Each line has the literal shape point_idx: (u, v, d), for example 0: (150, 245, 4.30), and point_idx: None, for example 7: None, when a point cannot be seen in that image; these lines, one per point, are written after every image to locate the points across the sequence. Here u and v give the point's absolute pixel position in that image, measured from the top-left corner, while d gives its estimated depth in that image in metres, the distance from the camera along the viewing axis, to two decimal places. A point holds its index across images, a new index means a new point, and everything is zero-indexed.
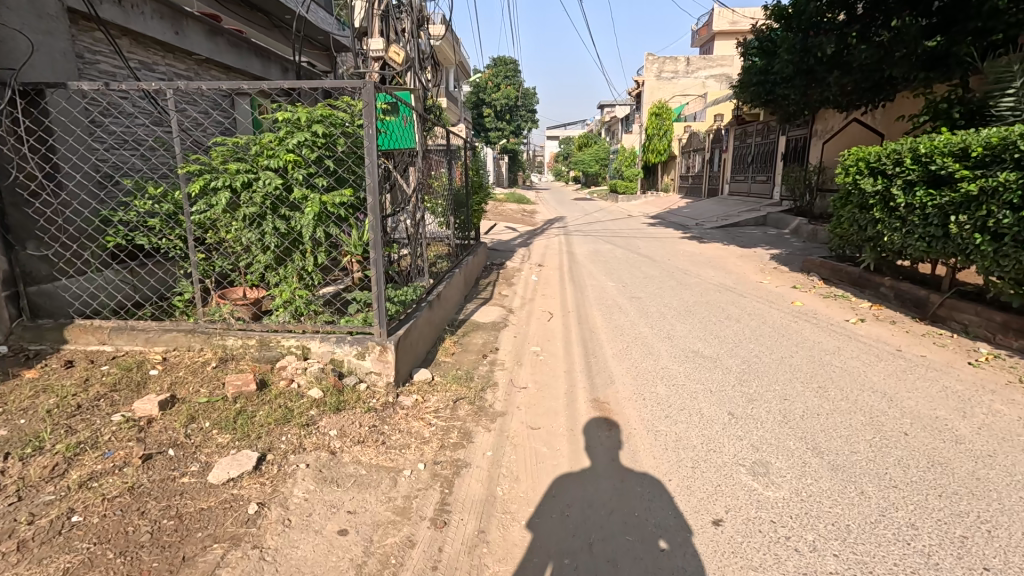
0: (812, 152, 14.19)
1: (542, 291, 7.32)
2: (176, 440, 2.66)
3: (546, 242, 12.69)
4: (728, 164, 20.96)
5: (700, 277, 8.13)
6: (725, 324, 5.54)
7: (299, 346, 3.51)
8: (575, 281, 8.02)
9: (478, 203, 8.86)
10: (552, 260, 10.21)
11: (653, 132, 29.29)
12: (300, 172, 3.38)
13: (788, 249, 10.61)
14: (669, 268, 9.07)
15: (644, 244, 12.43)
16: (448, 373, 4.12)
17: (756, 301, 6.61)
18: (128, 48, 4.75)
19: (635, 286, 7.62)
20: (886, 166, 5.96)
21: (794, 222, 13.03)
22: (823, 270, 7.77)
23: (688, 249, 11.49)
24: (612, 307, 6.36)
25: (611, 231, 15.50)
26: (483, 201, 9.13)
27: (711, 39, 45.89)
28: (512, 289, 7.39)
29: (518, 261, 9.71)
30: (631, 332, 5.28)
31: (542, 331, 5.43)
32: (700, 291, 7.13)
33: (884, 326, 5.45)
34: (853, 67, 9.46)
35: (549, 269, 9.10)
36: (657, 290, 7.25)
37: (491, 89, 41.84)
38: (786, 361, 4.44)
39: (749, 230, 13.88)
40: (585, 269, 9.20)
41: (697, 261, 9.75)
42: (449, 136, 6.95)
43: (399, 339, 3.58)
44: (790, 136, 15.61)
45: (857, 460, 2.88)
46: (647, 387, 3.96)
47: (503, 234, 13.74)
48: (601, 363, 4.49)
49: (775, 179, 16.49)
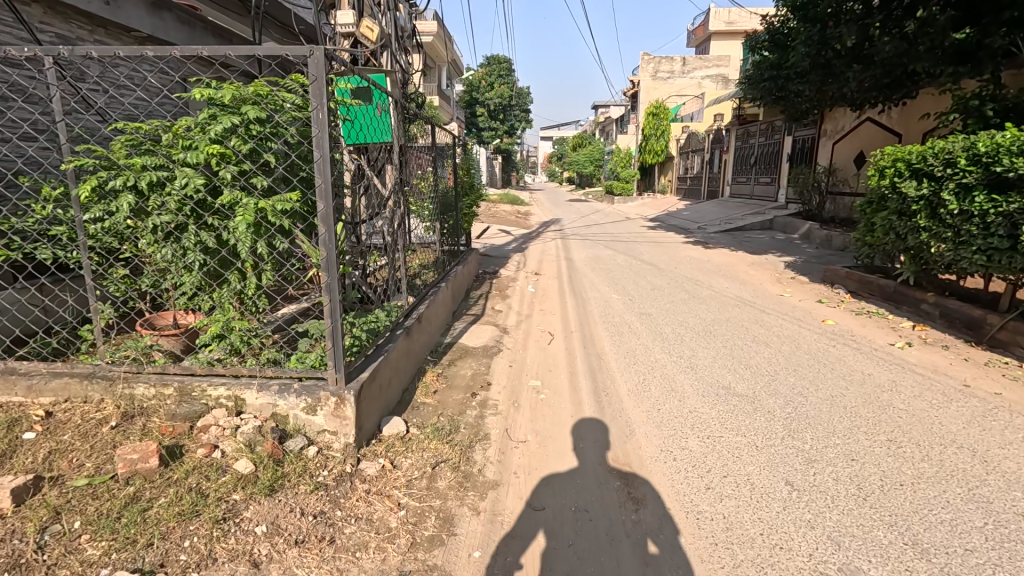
0: (821, 153, 13.52)
1: (540, 305, 6.52)
2: (20, 558, 1.83)
3: (542, 247, 11.90)
4: (729, 165, 20.27)
5: (715, 289, 7.37)
6: (754, 350, 4.77)
7: (231, 397, 2.68)
8: (577, 292, 7.22)
9: (469, 205, 8.05)
10: (550, 267, 9.42)
11: (650, 132, 28.61)
12: (228, 168, 2.53)
13: (802, 256, 9.90)
14: (677, 276, 8.30)
15: (647, 250, 11.68)
16: (427, 421, 3.31)
17: (781, 319, 5.85)
18: (40, 18, 3.90)
19: (644, 298, 6.82)
20: (933, 167, 5.24)
21: (804, 227, 12.35)
22: (850, 282, 7.03)
23: (694, 255, 10.75)
24: (621, 326, 5.57)
25: (611, 235, 14.74)
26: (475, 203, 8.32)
27: (707, 39, 45.38)
28: (506, 303, 6.58)
29: (513, 269, 8.91)
30: (646, 362, 4.50)
31: (541, 358, 4.64)
32: (717, 306, 6.36)
33: (936, 352, 4.72)
34: (874, 62, 8.76)
35: (548, 278, 8.30)
36: (669, 304, 6.45)
37: (484, 88, 41.03)
38: (840, 402, 3.67)
39: (755, 234, 13.16)
40: (586, 277, 8.39)
41: (707, 269, 9.00)
42: (436, 130, 6.14)
43: (362, 386, 2.77)
44: (796, 136, 14.92)
45: (980, 568, 2.12)
46: (676, 441, 3.18)
47: (496, 238, 12.95)
48: (615, 404, 3.71)
49: (780, 181, 15.82)
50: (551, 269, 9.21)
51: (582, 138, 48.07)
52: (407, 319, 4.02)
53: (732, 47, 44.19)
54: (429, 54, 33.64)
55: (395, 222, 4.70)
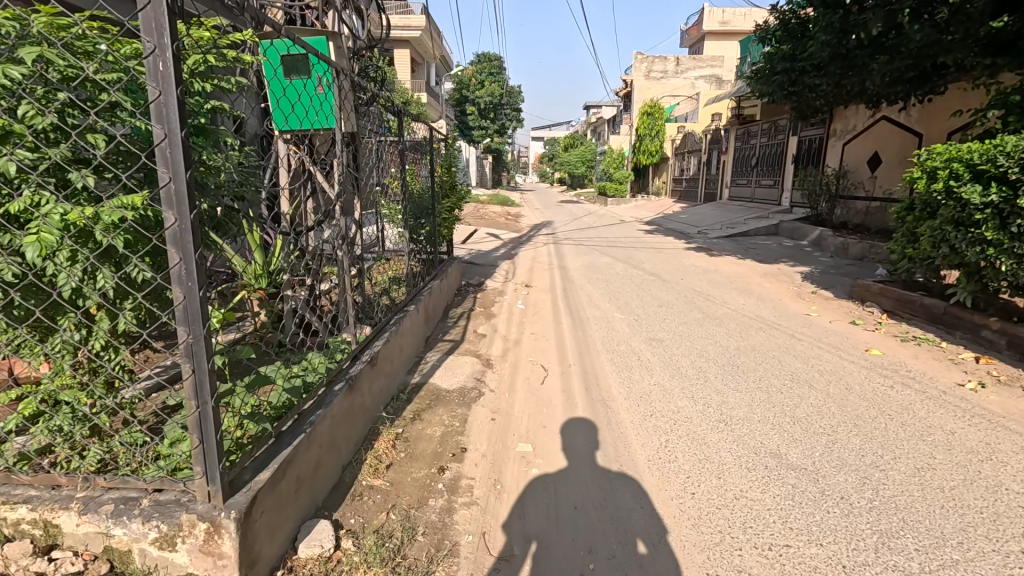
0: (830, 154, 12.71)
1: (529, 327, 5.55)
2: None
3: (534, 253, 10.96)
4: (728, 167, 19.46)
5: (729, 306, 6.47)
6: (797, 394, 3.83)
7: (39, 521, 1.70)
8: (573, 308, 6.26)
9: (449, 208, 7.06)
10: (543, 277, 8.46)
11: (644, 132, 27.85)
12: (13, 156, 1.51)
13: (817, 266, 9.05)
14: (685, 290, 7.38)
15: (647, 256, 10.78)
16: (371, 523, 2.33)
17: (817, 347, 4.94)
18: None
19: (652, 318, 5.86)
20: (1006, 167, 4.37)
21: (813, 233, 11.52)
22: (885, 299, 6.13)
23: (699, 263, 9.87)
24: (628, 358, 4.61)
25: (606, 240, 13.83)
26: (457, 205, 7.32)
27: (700, 39, 44.88)
28: (491, 324, 5.60)
29: (501, 281, 7.96)
30: (665, 414, 3.53)
31: (531, 406, 3.66)
32: (738, 329, 5.46)
33: (1020, 397, 3.82)
34: (901, 52, 7.90)
35: (539, 291, 7.34)
36: (682, 327, 5.50)
37: (474, 86, 40.00)
38: (933, 482, 2.73)
39: (761, 240, 12.31)
40: (584, 290, 7.43)
41: (716, 281, 8.11)
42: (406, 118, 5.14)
43: (253, 499, 1.78)
44: (803, 136, 14.10)
45: None
46: (727, 558, 2.22)
47: (484, 242, 11.98)
48: (632, 487, 2.74)
49: (784, 184, 15.02)
50: (544, 279, 8.25)
51: (573, 139, 47.25)
52: (354, 364, 3.01)
53: (726, 48, 43.61)
54: (417, 50, 32.66)
55: (344, 230, 3.67)
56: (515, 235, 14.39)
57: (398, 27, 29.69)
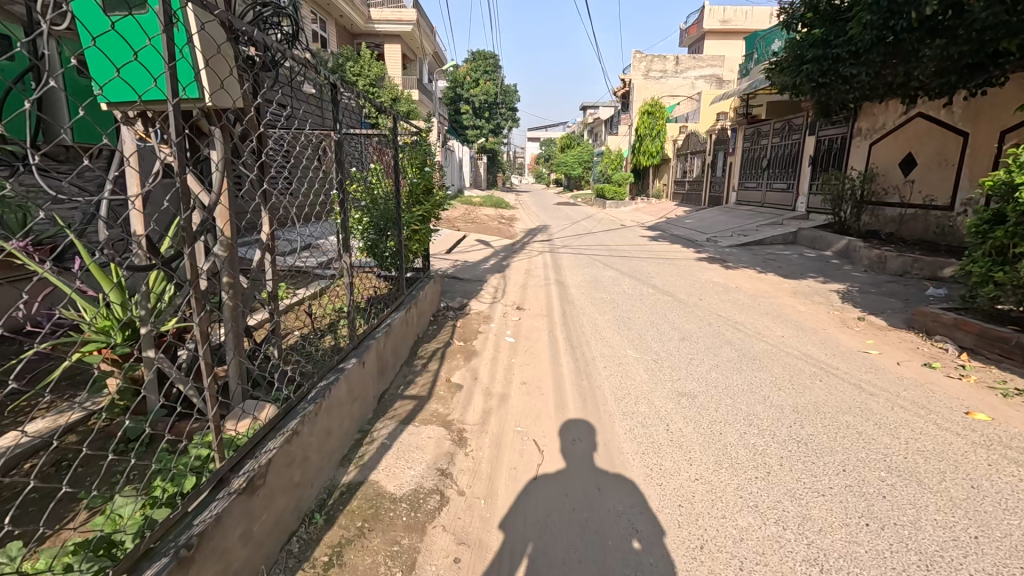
0: (854, 156, 11.58)
1: (520, 374, 4.31)
2: None
3: (528, 264, 9.75)
4: (735, 168, 18.30)
5: (767, 340, 5.25)
6: (909, 502, 2.61)
7: None
8: (575, 344, 5.03)
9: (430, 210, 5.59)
10: (539, 296, 7.22)
11: (644, 132, 26.68)
12: None
13: (852, 284, 7.88)
14: (707, 315, 6.17)
15: (656, 268, 9.59)
16: None
17: (897, 408, 3.72)
18: None
19: (674, 360, 4.64)
20: None
21: (839, 243, 10.37)
22: (962, 334, 4.93)
23: (716, 278, 8.68)
24: (654, 429, 3.36)
25: (608, 247, 12.65)
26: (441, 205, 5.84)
27: (699, 39, 43.97)
28: (470, 369, 4.36)
29: (489, 302, 6.72)
30: (723, 547, 2.31)
31: (518, 532, 2.42)
32: (789, 378, 4.24)
33: None
34: (958, 35, 6.69)
35: (534, 317, 6.11)
36: (715, 376, 4.27)
37: (468, 84, 38.64)
38: None
39: (779, 250, 11.15)
40: (587, 314, 6.19)
41: (741, 302, 6.91)
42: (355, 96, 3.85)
43: None
44: (821, 135, 12.95)
45: None
46: None
47: (473, 251, 10.78)
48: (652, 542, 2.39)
49: (799, 187, 13.89)
50: (541, 299, 7.01)
51: (570, 138, 46.01)
52: (214, 500, 1.77)
53: (726, 47, 42.61)
54: (409, 45, 31.35)
55: (237, 258, 2.39)
56: (508, 241, 13.16)
57: (388, 21, 28.49)
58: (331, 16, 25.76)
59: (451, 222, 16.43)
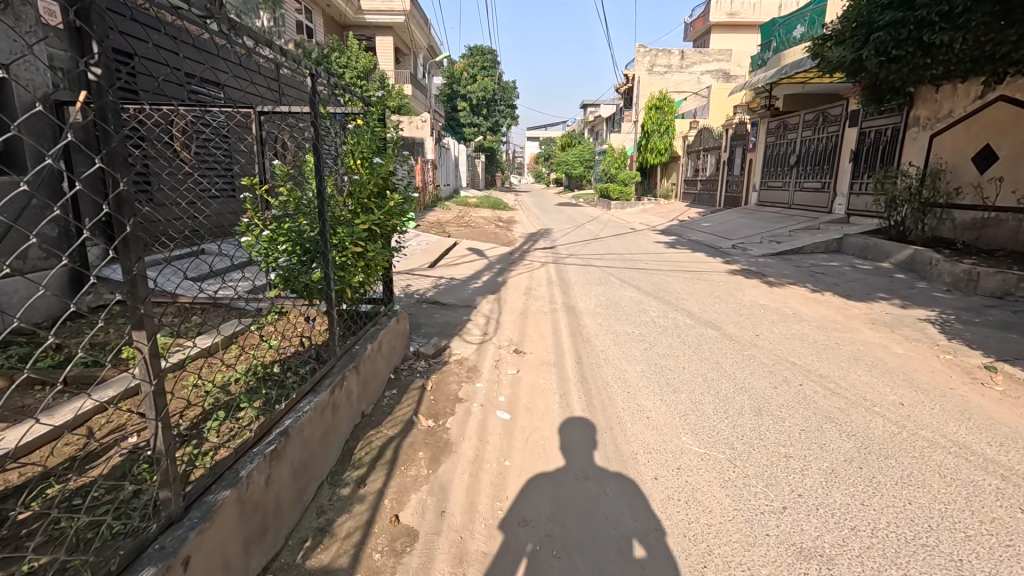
0: (910, 149, 9.91)
1: (519, 498, 2.63)
2: None
3: (528, 281, 8.07)
4: (757, 166, 16.56)
5: (887, 415, 3.52)
6: None
7: None
8: (601, 428, 3.34)
9: (392, 211, 3.73)
10: (544, 330, 5.51)
11: (652, 128, 24.91)
12: None
13: (941, 309, 6.19)
14: (778, 364, 4.47)
15: (684, 284, 7.91)
16: None
17: None
18: None
19: (762, 461, 2.94)
20: None
21: (902, 254, 8.66)
22: None
23: (764, 298, 6.99)
24: None
25: (621, 256, 10.98)
26: (411, 203, 3.94)
27: (705, 34, 42.53)
28: (435, 490, 2.64)
29: (477, 343, 4.99)
30: None
31: None
32: (969, 509, 2.51)
33: None
34: None
35: (539, 368, 4.41)
36: (843, 504, 2.56)
37: (465, 80, 36.91)
38: None
39: (824, 261, 9.47)
40: (611, 364, 4.47)
41: (812, 338, 5.23)
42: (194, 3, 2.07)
43: None
44: (865, 128, 11.27)
45: None
46: None
47: (464, 263, 9.10)
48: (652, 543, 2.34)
49: (837, 187, 12.20)
50: (546, 336, 5.31)
51: (571, 137, 44.27)
52: None
53: (732, 41, 40.85)
54: (402, 37, 29.66)
55: None
56: (506, 249, 11.46)
57: (380, 11, 26.87)
58: (319, 4, 24.10)
59: (443, 227, 14.70)
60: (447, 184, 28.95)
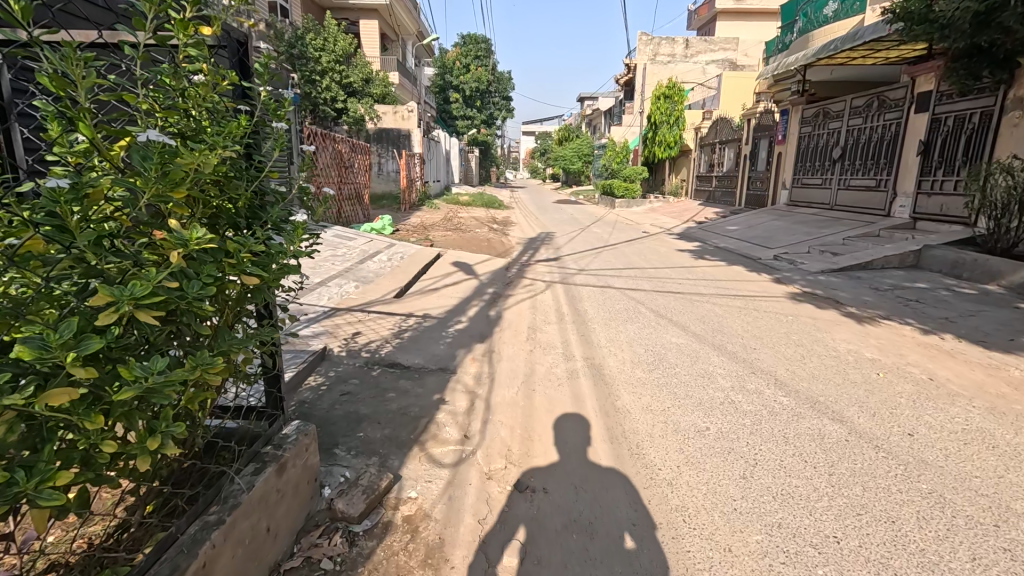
0: (1008, 140, 7.88)
1: (521, 538, 2.35)
2: None
3: (531, 314, 6.02)
4: (788, 160, 14.50)
5: None
6: None
7: None
8: (621, 491, 2.69)
9: (214, 260, 1.53)
10: (564, 420, 3.43)
11: (660, 120, 22.75)
12: None
13: None
14: (1008, 530, 2.39)
15: (741, 319, 5.86)
16: None
17: None
18: None
19: None
20: None
21: (1019, 275, 6.63)
22: None
23: (869, 347, 4.91)
24: None
25: (643, 271, 8.93)
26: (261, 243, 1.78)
27: (711, 22, 40.53)
28: None
29: (451, 464, 2.89)
30: None
31: None
32: None
33: None
34: None
35: (564, 539, 2.33)
36: None
37: (459, 69, 34.51)
38: None
39: (906, 281, 7.44)
40: (696, 528, 2.42)
41: (1007, 445, 3.14)
42: None
43: None
44: (939, 114, 9.28)
45: None
46: None
47: (447, 285, 7.01)
48: (643, 537, 2.38)
49: (898, 186, 10.20)
50: (569, 437, 3.23)
51: (570, 131, 42.19)
52: None
53: (740, 28, 38.56)
54: (388, 23, 27.28)
55: None
56: (501, 261, 9.33)
57: None
58: None
59: (428, 231, 12.58)
60: (437, 180, 26.64)
